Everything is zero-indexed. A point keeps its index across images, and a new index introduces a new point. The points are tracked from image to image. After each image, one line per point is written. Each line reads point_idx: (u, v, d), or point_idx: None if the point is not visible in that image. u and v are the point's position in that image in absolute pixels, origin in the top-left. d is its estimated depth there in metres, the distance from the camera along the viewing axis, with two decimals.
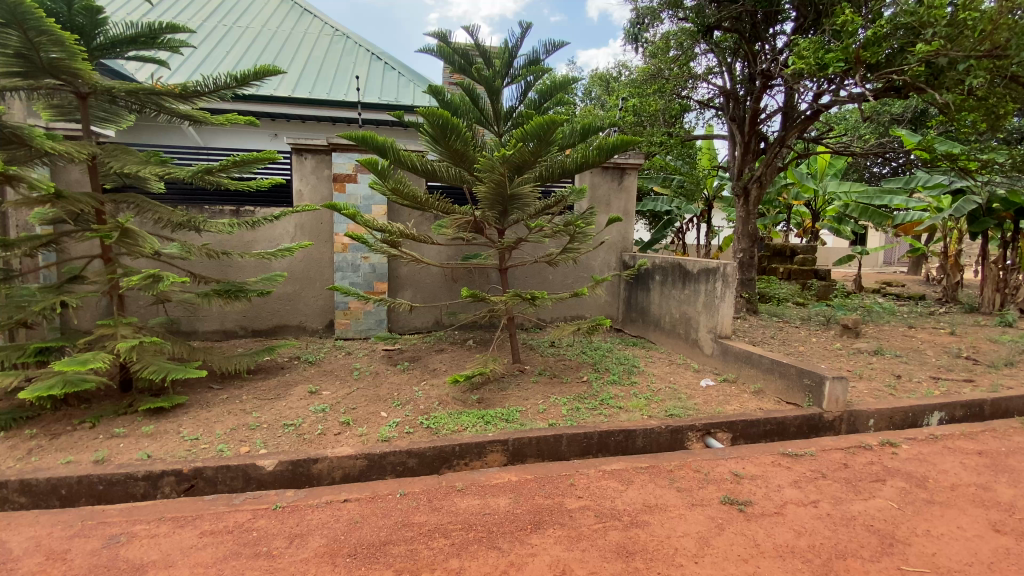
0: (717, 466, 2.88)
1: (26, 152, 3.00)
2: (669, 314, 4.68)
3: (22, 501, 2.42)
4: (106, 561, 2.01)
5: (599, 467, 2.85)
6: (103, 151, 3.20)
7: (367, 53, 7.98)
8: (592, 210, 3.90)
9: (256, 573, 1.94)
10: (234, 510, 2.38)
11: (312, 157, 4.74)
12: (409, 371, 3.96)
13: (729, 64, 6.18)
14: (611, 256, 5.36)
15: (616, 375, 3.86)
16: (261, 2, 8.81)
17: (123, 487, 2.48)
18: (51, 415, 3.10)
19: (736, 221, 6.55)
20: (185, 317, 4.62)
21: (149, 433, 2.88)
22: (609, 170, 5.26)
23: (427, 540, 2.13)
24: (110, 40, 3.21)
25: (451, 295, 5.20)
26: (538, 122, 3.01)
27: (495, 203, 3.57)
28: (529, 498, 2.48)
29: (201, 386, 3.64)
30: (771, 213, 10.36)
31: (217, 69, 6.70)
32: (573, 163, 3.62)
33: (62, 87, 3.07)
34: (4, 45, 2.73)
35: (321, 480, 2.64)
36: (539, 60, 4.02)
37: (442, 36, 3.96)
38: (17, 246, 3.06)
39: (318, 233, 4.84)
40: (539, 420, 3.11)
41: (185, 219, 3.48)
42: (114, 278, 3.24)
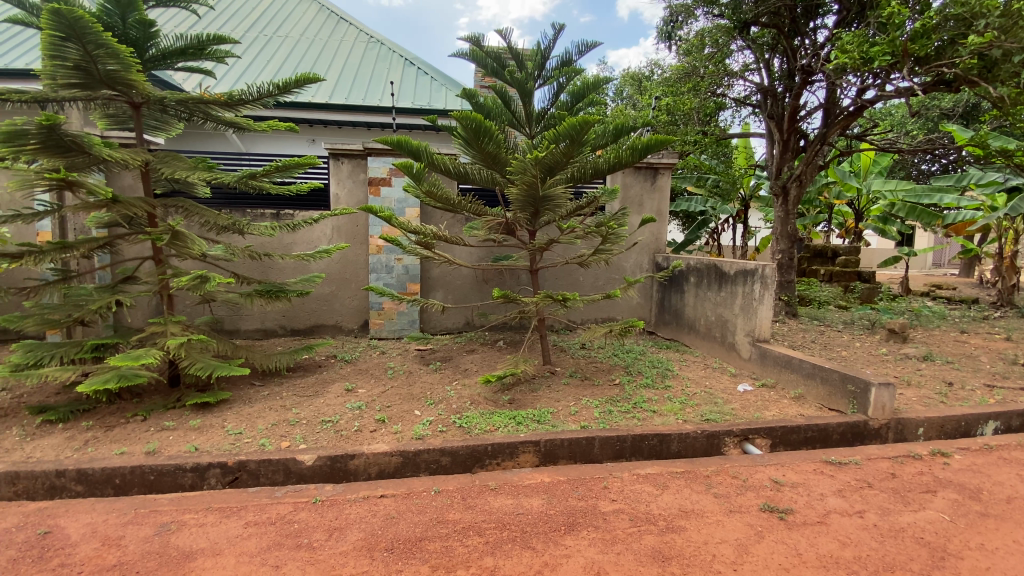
0: (756, 473, 2.80)
1: (84, 159, 3.17)
2: (705, 317, 4.58)
3: (78, 489, 2.56)
4: (158, 548, 2.11)
5: (633, 470, 2.81)
6: (155, 157, 3.35)
7: (401, 59, 8.14)
8: (625, 211, 3.86)
9: (298, 564, 1.99)
10: (276, 502, 2.46)
11: (348, 161, 4.87)
12: (441, 370, 4.01)
13: (767, 60, 6.02)
14: (643, 257, 5.29)
15: (649, 379, 3.81)
16: (299, 11, 9.12)
17: (172, 478, 2.60)
18: (106, 408, 3.27)
19: (774, 221, 6.36)
20: (229, 316, 4.81)
21: (195, 427, 3.00)
22: (642, 170, 5.19)
23: (461, 537, 2.15)
24: (160, 52, 3.37)
25: (482, 296, 5.24)
26: (571, 122, 3.00)
27: (527, 205, 3.57)
28: (562, 499, 2.47)
29: (244, 383, 3.78)
30: (811, 213, 10.01)
31: (258, 78, 6.97)
32: (605, 163, 3.60)
33: (117, 97, 3.25)
34: (65, 59, 2.89)
35: (357, 475, 2.70)
36: (571, 61, 4.04)
37: (476, 40, 4.02)
38: (75, 248, 3.23)
39: (354, 235, 4.96)
40: (571, 422, 3.09)
41: (230, 222, 3.62)
42: (164, 278, 3.40)
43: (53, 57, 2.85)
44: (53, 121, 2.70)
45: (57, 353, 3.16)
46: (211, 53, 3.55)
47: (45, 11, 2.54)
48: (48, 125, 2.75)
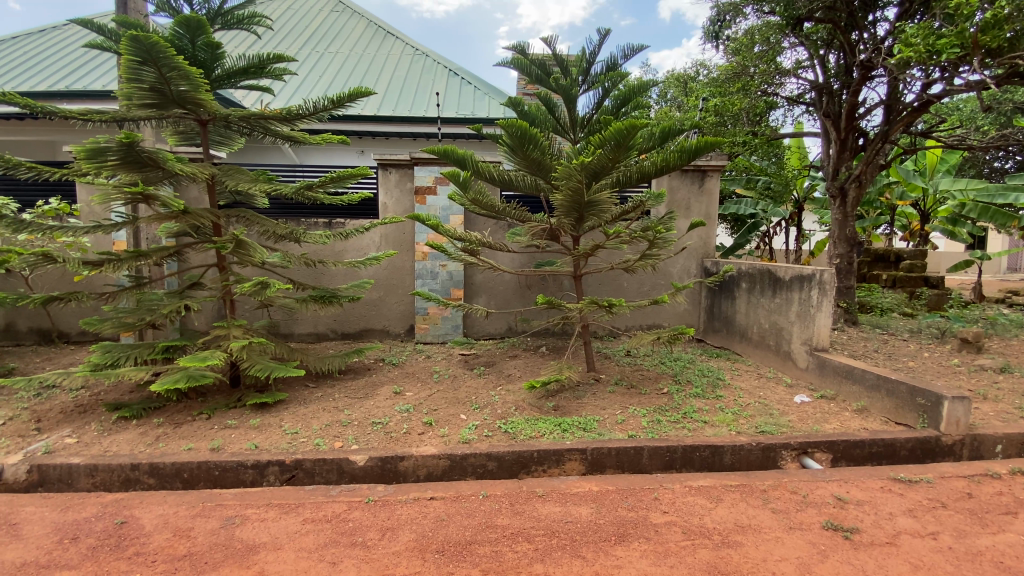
0: (817, 489, 2.66)
1: (157, 174, 3.41)
2: (758, 324, 4.41)
3: (150, 482, 2.74)
4: (224, 540, 2.22)
5: (685, 482, 2.73)
6: (220, 171, 3.56)
7: (445, 70, 8.33)
8: (672, 215, 3.76)
9: (353, 562, 2.05)
10: (331, 500, 2.55)
11: (396, 171, 5.01)
12: (486, 375, 4.03)
13: (823, 56, 5.77)
14: (691, 262, 5.16)
15: (699, 388, 3.69)
16: (349, 28, 9.50)
17: (234, 474, 2.73)
18: (175, 406, 3.49)
19: (831, 224, 6.07)
20: (284, 320, 5.02)
21: (256, 425, 3.15)
22: (689, 173, 5.09)
23: (511, 543, 2.15)
24: (225, 72, 3.60)
25: (525, 302, 5.25)
26: (616, 127, 2.96)
27: (572, 211, 3.53)
28: (612, 509, 2.43)
29: (299, 384, 3.94)
30: (871, 215, 9.49)
31: (312, 93, 7.31)
32: (652, 167, 3.55)
33: (186, 115, 3.47)
34: (142, 82, 3.12)
35: (406, 477, 2.76)
36: (617, 66, 4.03)
37: (521, 48, 4.07)
38: (148, 256, 3.47)
39: (401, 242, 5.09)
40: (618, 431, 3.04)
41: (287, 231, 3.80)
42: (227, 284, 3.60)
43: (131, 80, 3.07)
44: (132, 138, 2.92)
45: (132, 354, 3.39)
46: (271, 71, 3.75)
47: (126, 38, 2.75)
48: (127, 142, 2.97)
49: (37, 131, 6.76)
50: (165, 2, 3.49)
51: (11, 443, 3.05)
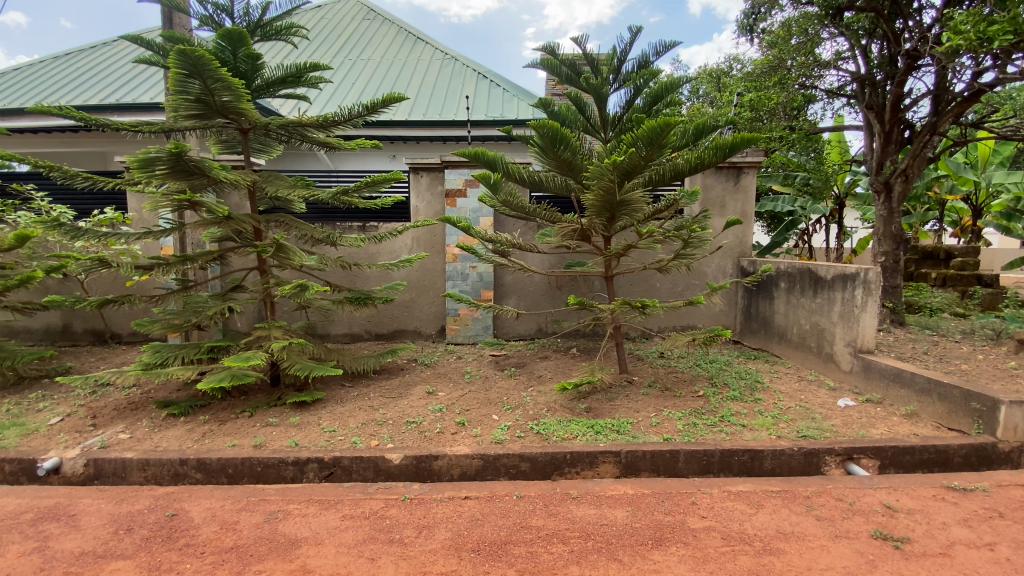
0: (864, 496, 2.56)
1: (202, 182, 3.55)
2: (798, 325, 4.27)
3: (198, 476, 2.86)
4: (268, 534, 2.30)
5: (723, 487, 2.67)
6: (261, 177, 3.70)
7: (474, 73, 8.40)
8: (707, 213, 3.69)
9: (390, 558, 2.09)
10: (369, 497, 2.60)
11: (427, 174, 5.09)
12: (516, 376, 4.04)
13: (864, 46, 5.55)
14: (726, 262, 5.04)
15: (736, 391, 3.59)
16: (381, 34, 9.69)
17: (276, 470, 2.82)
18: (220, 404, 3.63)
19: (875, 221, 5.83)
20: (321, 321, 5.16)
21: (295, 423, 3.25)
22: (724, 170, 4.98)
23: (546, 544, 2.15)
24: (265, 82, 3.73)
25: (555, 303, 5.23)
26: (649, 125, 2.92)
27: (604, 211, 3.48)
28: (648, 513, 2.40)
29: (336, 383, 4.04)
30: (918, 210, 9.06)
31: (345, 100, 7.48)
32: (686, 164, 3.48)
33: (229, 124, 3.61)
34: (189, 94, 3.25)
35: (441, 476, 2.80)
36: (648, 63, 3.98)
37: (550, 49, 4.07)
38: (194, 260, 3.62)
39: (432, 244, 5.16)
40: (653, 434, 2.99)
41: (324, 235, 3.91)
42: (268, 287, 3.72)
43: (179, 92, 3.21)
44: (181, 149, 3.06)
45: (179, 354, 3.53)
46: (308, 80, 3.86)
47: (174, 52, 2.87)
48: (175, 152, 3.11)
49: (90, 143, 7.16)
50: (208, 17, 3.64)
51: (70, 437, 3.23)
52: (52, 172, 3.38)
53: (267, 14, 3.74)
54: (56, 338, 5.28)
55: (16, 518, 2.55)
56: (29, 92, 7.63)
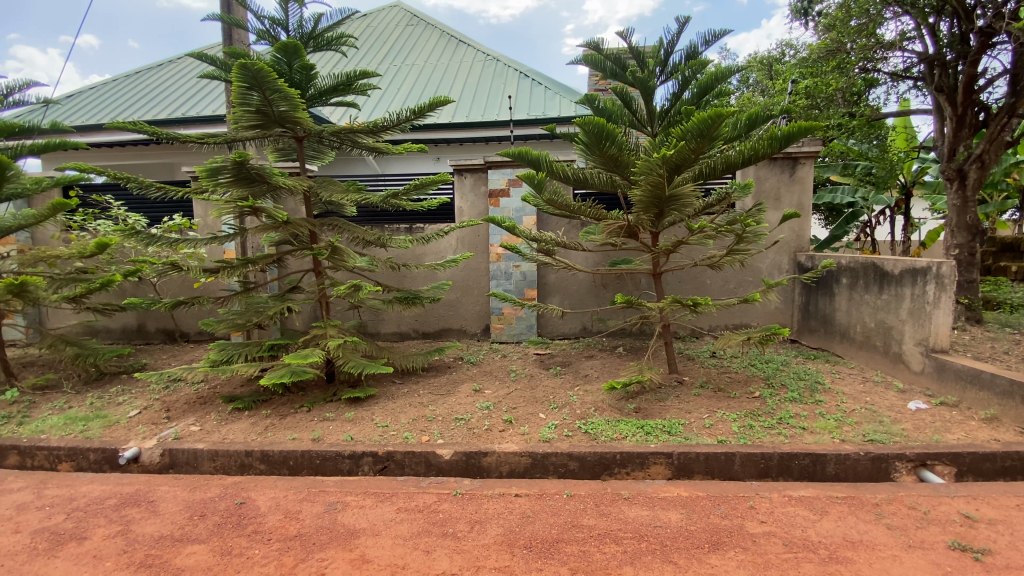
0: (939, 505, 2.40)
1: (261, 188, 3.73)
2: (862, 322, 4.04)
3: (262, 468, 3.01)
4: (329, 524, 2.40)
5: (784, 492, 2.57)
6: (315, 183, 3.86)
7: (516, 72, 8.43)
8: (761, 207, 3.54)
9: (444, 551, 2.14)
10: (422, 492, 2.68)
11: (470, 175, 5.16)
12: (562, 375, 4.03)
13: (932, 25, 5.17)
14: (782, 257, 4.83)
15: (795, 392, 3.44)
16: (424, 39, 9.90)
17: (334, 463, 2.94)
18: (280, 399, 3.82)
19: (947, 211, 5.43)
20: (371, 320, 5.33)
21: (351, 418, 3.38)
22: (778, 162, 4.78)
23: (599, 544, 2.14)
24: (318, 91, 3.88)
25: (601, 302, 5.17)
26: (700, 117, 2.83)
27: (652, 206, 3.40)
28: (703, 516, 2.34)
29: (386, 380, 4.17)
30: (997, 198, 8.36)
31: (391, 105, 7.69)
32: (738, 156, 3.36)
33: (285, 133, 3.78)
34: (250, 105, 3.43)
35: (490, 472, 2.83)
36: (697, 53, 3.99)
37: (595, 45, 4.07)
38: (254, 263, 3.81)
39: (477, 245, 5.23)
40: (706, 435, 2.90)
41: (375, 237, 4.04)
42: (323, 288, 3.88)
43: (241, 104, 3.38)
44: (244, 158, 3.23)
45: (243, 352, 3.74)
46: (358, 87, 3.99)
47: (236, 67, 3.02)
48: (238, 161, 3.29)
49: (159, 155, 7.68)
50: (265, 31, 3.83)
51: (147, 429, 3.48)
52: (128, 184, 3.65)
53: (319, 25, 3.89)
54: (132, 336, 5.70)
55: (102, 503, 2.77)
56: (105, 110, 8.24)
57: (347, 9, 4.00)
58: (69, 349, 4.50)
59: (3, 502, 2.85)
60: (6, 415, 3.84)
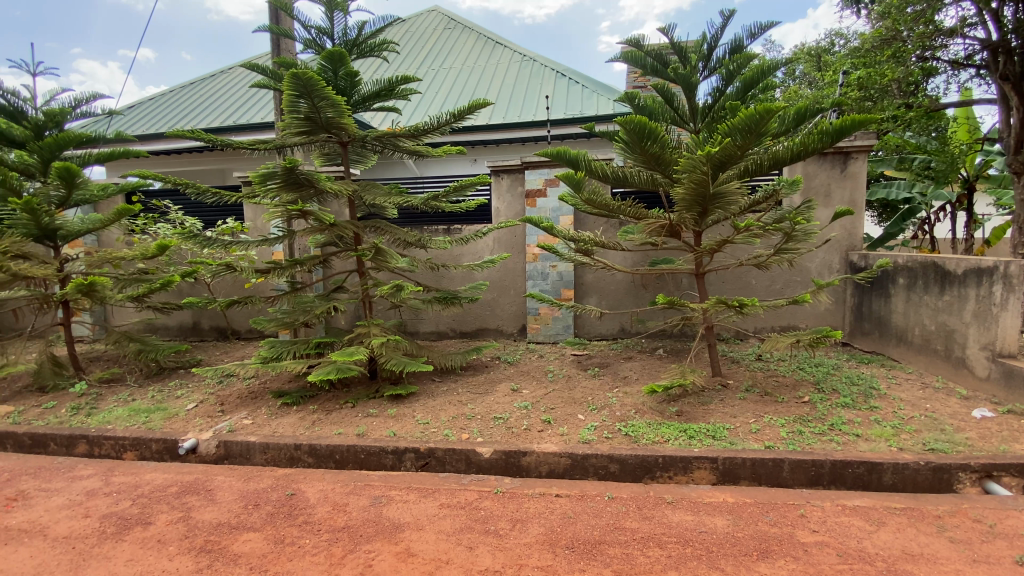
0: (1008, 518, 2.25)
1: (308, 192, 3.87)
2: (921, 325, 3.84)
3: (310, 460, 3.13)
4: (375, 517, 2.47)
5: (837, 501, 2.47)
6: (359, 186, 3.97)
7: (552, 72, 8.42)
8: (810, 204, 3.49)
9: (487, 548, 2.16)
10: (463, 488, 2.72)
11: (507, 176, 5.19)
12: (601, 377, 4.00)
13: (996, 10, 4.86)
14: (832, 256, 4.64)
15: (848, 398, 3.30)
16: (461, 42, 10.02)
17: (378, 458, 3.02)
18: (325, 395, 3.96)
19: (1015, 207, 5.07)
20: (410, 320, 5.45)
21: (393, 415, 3.46)
22: (829, 156, 4.59)
23: (642, 547, 2.12)
24: (362, 97, 4.00)
25: (639, 302, 5.10)
26: (747, 113, 2.76)
27: (695, 205, 3.34)
28: (751, 522, 2.28)
29: (426, 378, 4.25)
30: None
31: (429, 108, 7.83)
32: (787, 152, 3.25)
33: (331, 138, 3.91)
34: (299, 113, 3.57)
35: (530, 472, 2.85)
36: (742, 46, 3.99)
37: (635, 42, 4.04)
38: (301, 264, 3.96)
39: (513, 245, 5.26)
40: (753, 440, 2.82)
41: (416, 238, 4.14)
42: (367, 288, 4.00)
43: (291, 111, 3.53)
44: (294, 163, 3.37)
45: (291, 349, 3.90)
46: (400, 92, 4.08)
47: (288, 76, 3.16)
48: (289, 167, 3.44)
49: (212, 161, 8.07)
50: (311, 40, 3.97)
51: (204, 422, 3.68)
52: (187, 189, 3.87)
53: (362, 33, 4.01)
54: (188, 333, 6.03)
55: (164, 490, 2.95)
56: (163, 119, 8.73)
57: (389, 16, 4.10)
58: (131, 346, 4.79)
59: (76, 487, 3.07)
60: (77, 406, 4.13)
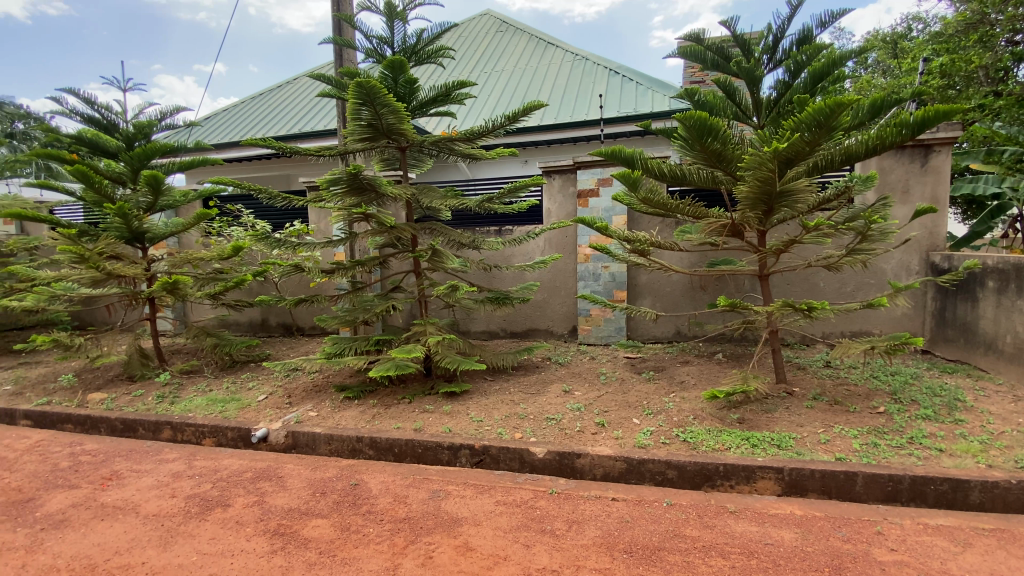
0: None
1: (369, 196, 4.03)
2: (1014, 332, 3.51)
3: (370, 453, 3.26)
4: (435, 510, 2.55)
5: (918, 520, 2.31)
6: (417, 190, 4.09)
7: (605, 70, 8.34)
8: (887, 200, 3.29)
9: (545, 547, 2.18)
10: (519, 487, 2.76)
11: (559, 176, 5.20)
12: (656, 381, 3.91)
13: None
14: (911, 257, 4.33)
15: (928, 409, 3.07)
16: (513, 44, 10.10)
17: (434, 453, 3.12)
18: (383, 390, 4.11)
19: None
20: (463, 319, 5.57)
21: (448, 412, 3.54)
22: (908, 150, 4.28)
23: (704, 556, 2.06)
24: (420, 102, 4.12)
25: (695, 304, 4.96)
26: (818, 107, 2.62)
27: (759, 203, 3.20)
28: (822, 537, 2.17)
29: (479, 376, 4.33)
30: None
31: (482, 111, 7.96)
32: (861, 147, 3.06)
33: (391, 144, 4.05)
34: (361, 120, 3.73)
35: (584, 474, 2.84)
36: (812, 36, 3.80)
37: (695, 36, 3.94)
38: (362, 265, 4.13)
39: (565, 246, 5.26)
40: (822, 451, 2.68)
41: (470, 240, 4.22)
42: (423, 287, 4.12)
43: (354, 119, 3.69)
44: (358, 169, 3.52)
45: (353, 345, 4.07)
46: (456, 96, 4.18)
47: (353, 86, 3.30)
48: (353, 172, 3.59)
49: (279, 167, 8.56)
50: (373, 50, 4.14)
51: (274, 412, 3.92)
52: (259, 194, 4.12)
53: (421, 40, 4.13)
54: (257, 329, 6.43)
55: (240, 475, 3.17)
56: (236, 129, 9.35)
57: (446, 23, 4.21)
58: (209, 340, 5.17)
59: (163, 469, 3.35)
60: (162, 395, 4.50)
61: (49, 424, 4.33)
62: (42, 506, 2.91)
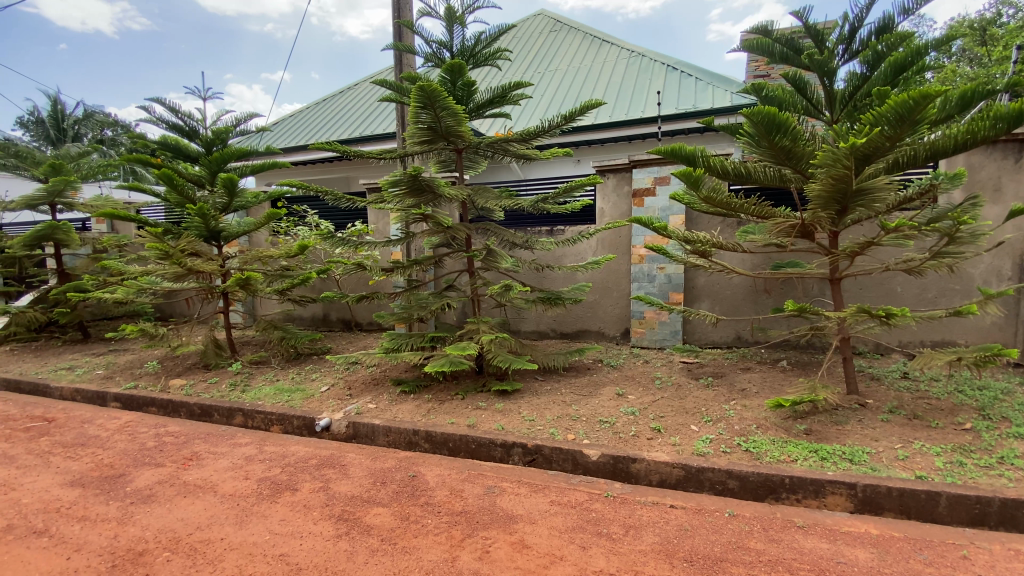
0: None
1: (427, 196, 4.13)
2: None
3: (426, 446, 3.36)
4: (490, 505, 2.59)
5: (1010, 546, 2.13)
6: (472, 190, 4.16)
7: (662, 66, 8.14)
8: (977, 200, 3.03)
9: (601, 550, 2.17)
10: (573, 488, 2.75)
11: (613, 176, 5.15)
12: (715, 387, 3.78)
13: None
14: (1002, 261, 3.97)
15: (1023, 428, 2.80)
16: (568, 43, 10.06)
17: (487, 450, 3.17)
18: (437, 386, 4.22)
19: None
20: (514, 318, 5.62)
21: (501, 409, 3.59)
22: (1001, 145, 3.92)
23: (768, 569, 1.99)
24: (477, 104, 4.19)
25: (757, 308, 4.75)
26: (901, 99, 2.44)
27: (832, 202, 3.03)
28: (900, 559, 2.04)
29: (530, 375, 4.36)
30: None
31: (535, 111, 8.00)
32: (948, 142, 2.83)
33: (449, 146, 4.14)
34: (421, 123, 3.84)
35: (639, 479, 2.80)
36: (892, 25, 3.56)
37: (762, 28, 3.78)
38: (418, 263, 4.25)
39: (618, 246, 5.20)
40: (899, 468, 2.51)
41: (524, 240, 4.25)
42: (477, 286, 4.18)
43: (415, 122, 3.81)
44: (418, 171, 3.62)
45: (409, 341, 4.19)
46: (512, 97, 4.22)
47: (415, 90, 3.40)
48: (413, 174, 3.70)
49: (340, 170, 8.94)
50: (433, 54, 4.24)
51: (335, 403, 4.11)
52: (325, 195, 4.32)
53: (479, 42, 4.20)
54: (319, 324, 6.76)
55: (307, 461, 3.34)
56: (301, 134, 9.85)
57: (504, 24, 4.25)
58: (276, 333, 5.48)
59: (237, 452, 3.59)
60: (235, 383, 4.82)
61: (137, 406, 4.73)
62: (133, 481, 3.19)
